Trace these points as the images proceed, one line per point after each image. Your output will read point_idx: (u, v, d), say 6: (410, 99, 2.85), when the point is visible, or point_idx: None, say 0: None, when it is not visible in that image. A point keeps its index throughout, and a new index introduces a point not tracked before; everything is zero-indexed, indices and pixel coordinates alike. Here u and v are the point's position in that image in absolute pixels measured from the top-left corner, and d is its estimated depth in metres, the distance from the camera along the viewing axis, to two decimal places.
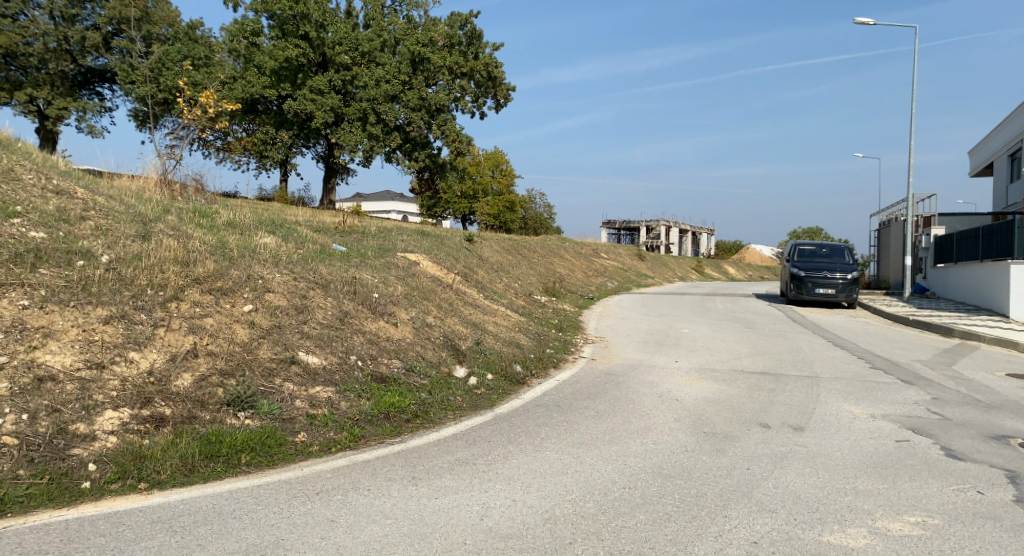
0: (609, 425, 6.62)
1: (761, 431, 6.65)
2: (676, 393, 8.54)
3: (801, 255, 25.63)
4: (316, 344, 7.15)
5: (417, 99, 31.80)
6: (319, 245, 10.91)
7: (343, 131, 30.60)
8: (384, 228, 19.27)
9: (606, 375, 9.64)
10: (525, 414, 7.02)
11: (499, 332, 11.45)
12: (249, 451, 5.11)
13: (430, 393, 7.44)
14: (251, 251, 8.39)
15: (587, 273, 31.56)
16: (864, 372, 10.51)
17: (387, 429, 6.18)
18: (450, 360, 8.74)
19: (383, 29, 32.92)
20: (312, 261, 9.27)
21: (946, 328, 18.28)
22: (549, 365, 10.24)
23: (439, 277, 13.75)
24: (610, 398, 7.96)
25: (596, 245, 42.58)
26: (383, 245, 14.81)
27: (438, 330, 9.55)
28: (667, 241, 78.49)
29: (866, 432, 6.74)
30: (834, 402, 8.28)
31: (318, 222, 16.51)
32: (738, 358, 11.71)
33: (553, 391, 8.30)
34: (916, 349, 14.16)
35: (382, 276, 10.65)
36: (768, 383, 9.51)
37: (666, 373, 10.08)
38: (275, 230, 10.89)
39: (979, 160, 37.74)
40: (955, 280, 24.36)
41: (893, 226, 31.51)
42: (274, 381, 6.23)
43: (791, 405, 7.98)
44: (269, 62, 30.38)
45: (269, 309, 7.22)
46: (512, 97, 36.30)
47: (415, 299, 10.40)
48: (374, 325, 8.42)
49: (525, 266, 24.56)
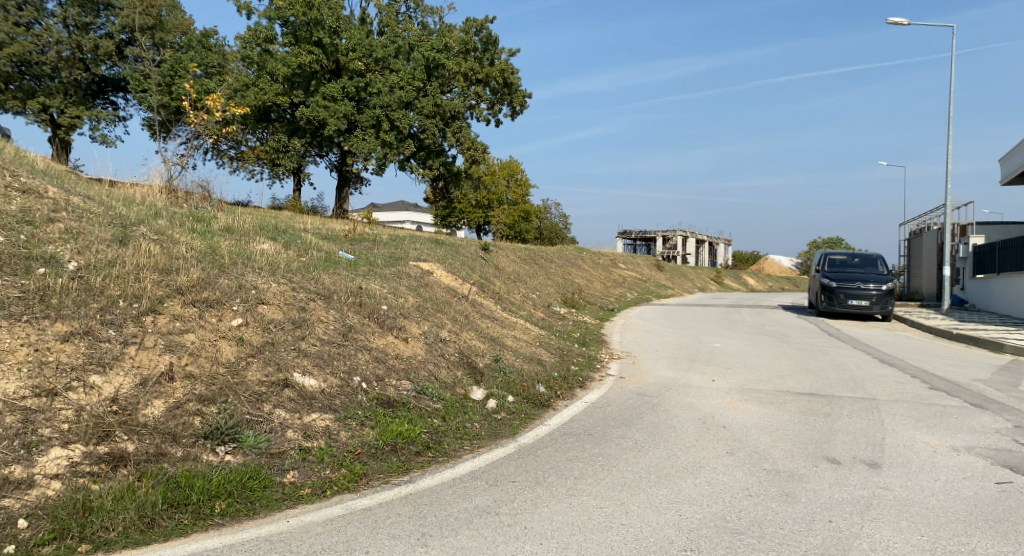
0: (652, 460, 5.70)
1: (831, 469, 5.71)
2: (719, 418, 7.60)
3: (832, 265, 24.50)
4: (315, 364, 6.29)
5: (431, 106, 31.09)
6: (323, 253, 10.06)
7: (356, 139, 29.81)
8: (397, 236, 18.42)
9: (639, 397, 8.71)
10: (553, 446, 6.09)
11: (518, 347, 10.52)
12: (225, 497, 4.23)
13: (444, 419, 6.53)
14: (245, 258, 7.53)
15: (606, 284, 30.56)
16: (926, 395, 9.50)
17: (393, 466, 5.29)
18: (466, 381, 7.83)
19: (398, 36, 32.28)
20: (314, 269, 8.40)
21: (995, 344, 17.21)
22: (574, 385, 9.28)
23: (454, 288, 12.86)
24: (647, 425, 7.03)
25: (614, 255, 41.57)
26: (395, 254, 13.95)
27: (453, 346, 8.64)
28: (684, 251, 77.28)
29: (954, 474, 5.77)
30: (903, 431, 7.30)
31: (327, 230, 15.70)
32: (781, 377, 10.69)
33: (581, 417, 7.36)
34: (971, 369, 13.10)
35: (392, 286, 9.77)
36: (821, 407, 8.51)
37: (705, 394, 9.13)
38: (276, 236, 10.06)
39: (1010, 168, 36.59)
40: (999, 291, 23.12)
41: (924, 236, 30.34)
42: (263, 408, 5.36)
43: (855, 435, 7.04)
44: (282, 69, 29.76)
45: (262, 324, 6.36)
46: (529, 104, 35.62)
47: (427, 311, 9.50)
48: (381, 341, 7.54)
49: (542, 276, 23.65)
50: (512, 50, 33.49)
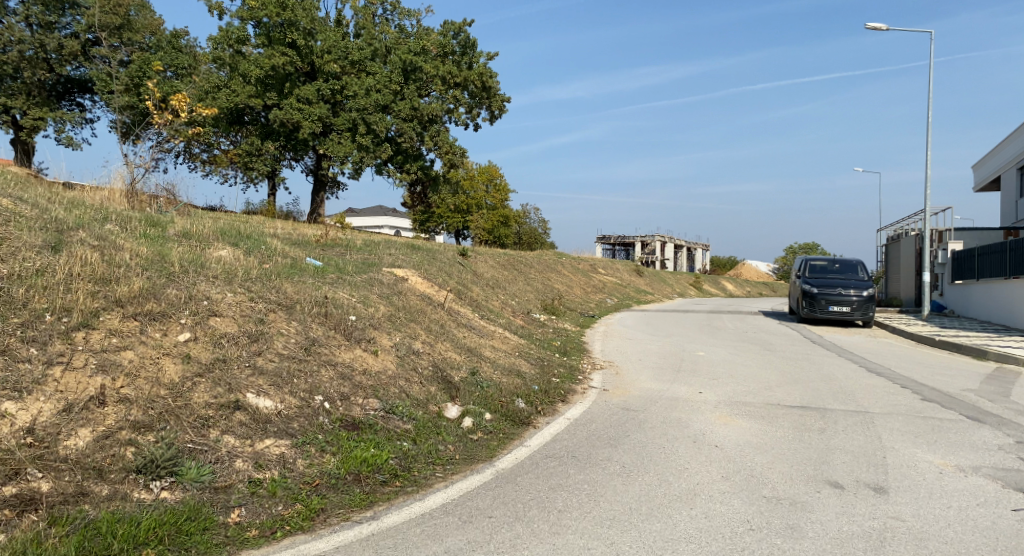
0: (641, 489, 5.22)
1: (835, 497, 5.26)
2: (710, 437, 7.15)
3: (812, 270, 24.28)
4: (272, 384, 5.73)
5: (409, 110, 30.55)
6: (288, 259, 9.48)
7: (331, 142, 29.17)
8: (372, 241, 17.82)
9: (624, 412, 8.23)
10: (533, 472, 5.58)
11: (497, 358, 9.99)
12: (155, 544, 3.69)
13: (415, 442, 6.01)
14: (199, 266, 6.95)
15: (586, 290, 30.17)
16: (921, 409, 9.14)
17: (355, 498, 4.74)
18: (440, 397, 7.29)
19: (374, 39, 31.68)
20: (276, 277, 7.81)
21: (978, 351, 17.03)
22: (556, 398, 8.77)
23: (430, 295, 12.32)
24: (634, 445, 6.55)
25: (594, 260, 41.21)
26: (369, 260, 13.38)
27: (427, 359, 8.10)
28: (663, 257, 77.19)
29: (967, 501, 5.33)
30: (904, 450, 6.89)
31: (298, 235, 15.08)
32: (770, 389, 10.28)
33: (563, 436, 6.86)
34: (960, 379, 12.81)
35: (362, 294, 9.20)
36: (815, 422, 8.09)
37: (692, 408, 8.67)
38: (238, 241, 9.44)
39: (985, 175, 36.80)
40: (977, 297, 23.04)
41: (903, 241, 30.33)
42: (208, 434, 4.78)
43: (854, 454, 6.62)
44: (254, 70, 29.03)
45: (213, 338, 5.77)
46: (507, 108, 35.16)
47: (399, 321, 8.95)
48: (348, 355, 6.97)
49: (521, 282, 23.16)
50: (491, 54, 33.06)
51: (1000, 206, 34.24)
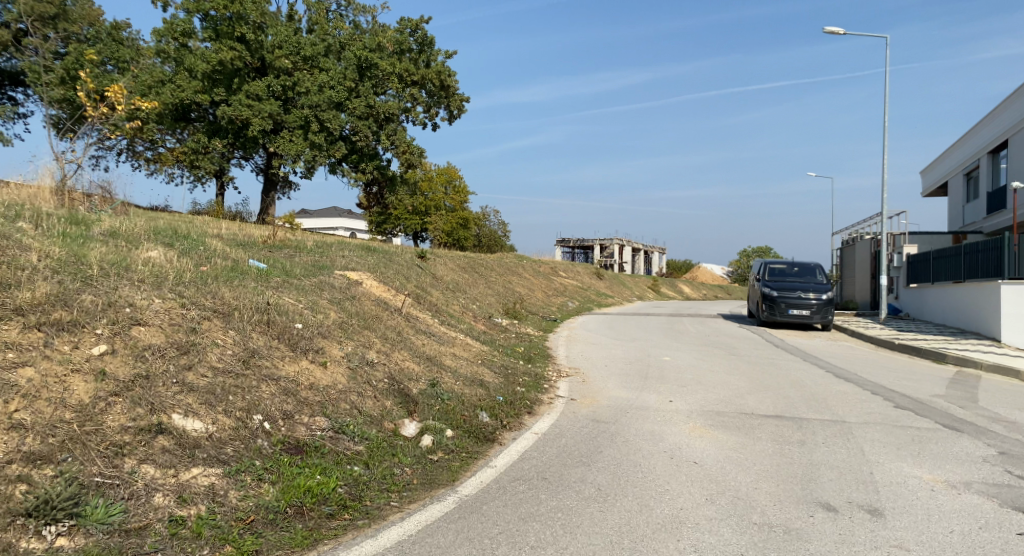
0: (621, 517, 4.70)
1: (830, 522, 4.80)
2: (688, 451, 6.69)
3: (772, 274, 24.26)
4: (203, 403, 5.04)
5: (364, 107, 29.75)
6: (229, 261, 8.74)
7: (282, 140, 28.27)
8: (324, 243, 17.06)
9: (595, 424, 7.73)
10: (500, 499, 5.03)
11: (458, 367, 9.38)
12: None
13: (367, 466, 5.41)
14: (123, 268, 6.23)
15: (547, 293, 29.75)
16: (896, 417, 8.86)
17: (295, 536, 4.10)
18: (396, 413, 6.69)
19: (328, 35, 30.77)
20: (212, 281, 7.09)
21: (937, 354, 17.07)
22: (522, 410, 8.21)
23: (386, 300, 11.67)
24: (609, 463, 6.06)
25: (554, 263, 40.84)
26: (320, 262, 12.66)
27: (382, 371, 7.47)
28: (621, 260, 77.44)
29: (968, 524, 4.92)
30: (890, 464, 6.48)
31: (245, 236, 14.23)
32: (741, 396, 9.89)
33: (532, 454, 6.31)
34: (926, 384, 12.67)
35: (311, 300, 8.51)
36: (793, 433, 7.72)
37: (664, 419, 8.22)
38: (173, 241, 8.66)
39: (933, 181, 37.59)
40: (931, 301, 23.25)
41: (857, 245, 30.63)
42: (121, 464, 4.09)
43: (841, 470, 6.20)
44: (201, 64, 27.95)
45: (134, 350, 5.05)
46: (466, 108, 34.55)
47: (352, 328, 8.28)
48: (292, 369, 6.32)
49: (481, 285, 22.59)
50: (449, 52, 32.45)
51: (949, 211, 34.92)
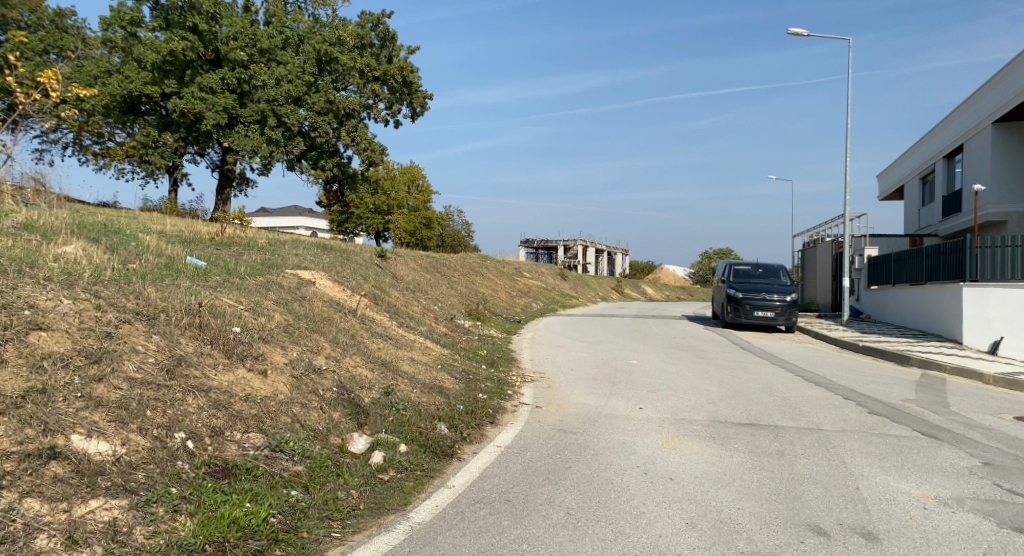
0: (593, 548, 4.19)
1: (824, 550, 4.32)
2: (663, 466, 6.20)
3: (736, 275, 24.09)
4: (112, 421, 4.40)
5: (323, 103, 28.81)
6: (165, 258, 8.01)
7: (237, 135, 27.36)
8: (277, 240, 16.29)
9: (562, 435, 7.19)
10: (457, 529, 4.45)
11: (416, 374, 8.75)
12: None
13: (306, 490, 4.79)
14: (28, 266, 5.55)
15: (511, 294, 29.24)
16: (874, 425, 8.48)
17: None
18: (344, 426, 6.05)
19: (285, 27, 29.81)
20: (137, 279, 6.40)
21: (901, 356, 16.94)
22: (483, 420, 7.62)
23: (340, 301, 11.01)
24: (579, 482, 5.54)
25: (519, 263, 40.34)
26: (270, 260, 11.94)
27: (331, 378, 6.82)
28: (584, 261, 77.37)
29: (970, 550, 4.46)
30: (875, 477, 6.03)
31: (190, 232, 13.40)
32: (713, 403, 9.47)
33: (494, 471, 5.76)
34: (896, 388, 12.41)
35: (254, 300, 7.82)
36: (770, 443, 7.30)
37: (635, 428, 7.73)
38: (100, 237, 7.91)
39: (890, 185, 38.04)
40: (893, 303, 23.26)
41: (819, 247, 30.70)
42: None
43: (826, 486, 5.74)
44: (150, 54, 26.84)
45: (29, 360, 4.44)
46: (429, 105, 33.79)
47: (298, 332, 7.60)
48: (226, 379, 5.65)
49: (443, 286, 21.97)
50: (411, 47, 31.68)
51: (906, 214, 35.30)
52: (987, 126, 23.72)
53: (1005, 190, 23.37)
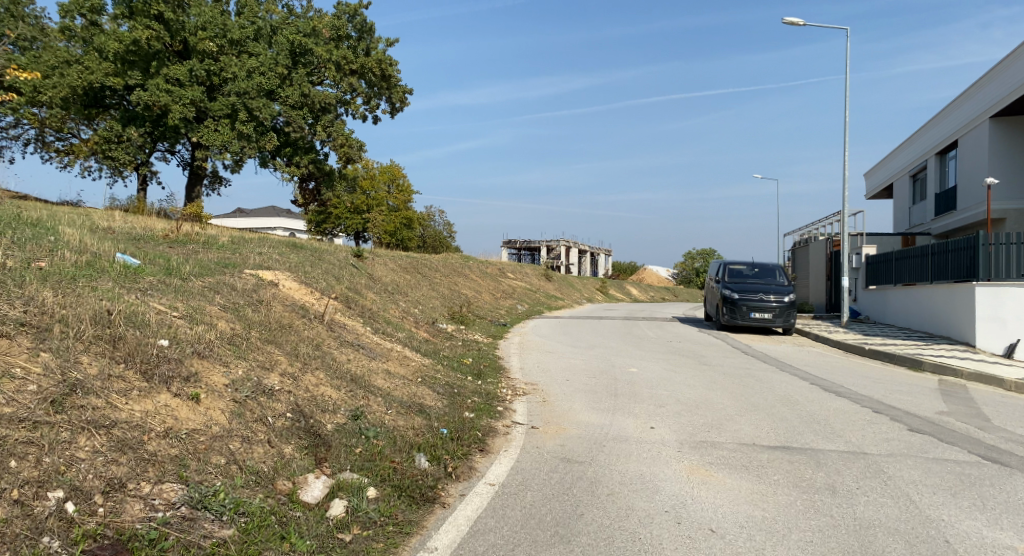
0: None
1: None
2: (697, 510, 4.97)
3: (731, 274, 23.01)
4: None
5: (298, 96, 27.41)
6: (87, 255, 6.70)
7: (206, 129, 25.80)
8: (240, 237, 14.94)
9: (566, 467, 5.94)
10: None
11: (391, 390, 7.45)
12: None
13: None
14: None
15: (494, 295, 28.05)
16: (924, 446, 7.28)
17: None
18: (298, 464, 4.76)
19: (257, 17, 28.21)
20: (35, 281, 5.12)
21: (912, 360, 15.88)
22: (469, 447, 6.33)
23: (306, 305, 9.71)
24: (598, 541, 4.27)
25: (502, 263, 39.10)
26: (227, 259, 10.59)
27: (285, 402, 5.51)
28: (567, 262, 76.40)
29: None
30: (961, 524, 4.86)
31: (140, 229, 12.02)
32: (733, 421, 8.27)
33: (490, 525, 4.48)
34: (923, 397, 11.27)
35: (193, 305, 6.50)
36: (813, 474, 6.09)
37: (653, 455, 6.51)
38: (7, 230, 6.59)
39: (877, 183, 37.29)
40: (894, 302, 22.28)
41: (812, 246, 29.77)
42: None
43: (906, 538, 4.55)
44: (111, 43, 25.29)
45: None
46: (409, 100, 32.45)
47: (247, 344, 6.28)
48: (141, 408, 4.36)
49: (424, 287, 20.70)
50: (391, 38, 30.24)
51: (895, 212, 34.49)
52: (984, 121, 22.75)
53: (1004, 186, 22.42)
